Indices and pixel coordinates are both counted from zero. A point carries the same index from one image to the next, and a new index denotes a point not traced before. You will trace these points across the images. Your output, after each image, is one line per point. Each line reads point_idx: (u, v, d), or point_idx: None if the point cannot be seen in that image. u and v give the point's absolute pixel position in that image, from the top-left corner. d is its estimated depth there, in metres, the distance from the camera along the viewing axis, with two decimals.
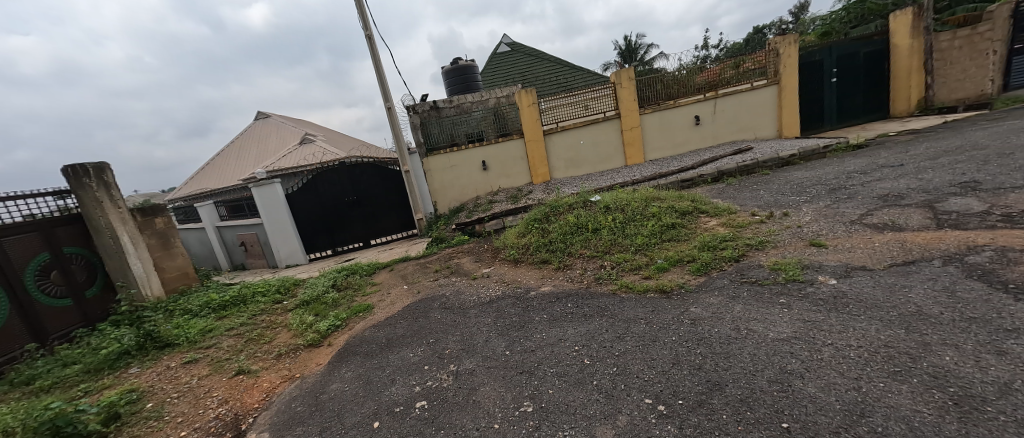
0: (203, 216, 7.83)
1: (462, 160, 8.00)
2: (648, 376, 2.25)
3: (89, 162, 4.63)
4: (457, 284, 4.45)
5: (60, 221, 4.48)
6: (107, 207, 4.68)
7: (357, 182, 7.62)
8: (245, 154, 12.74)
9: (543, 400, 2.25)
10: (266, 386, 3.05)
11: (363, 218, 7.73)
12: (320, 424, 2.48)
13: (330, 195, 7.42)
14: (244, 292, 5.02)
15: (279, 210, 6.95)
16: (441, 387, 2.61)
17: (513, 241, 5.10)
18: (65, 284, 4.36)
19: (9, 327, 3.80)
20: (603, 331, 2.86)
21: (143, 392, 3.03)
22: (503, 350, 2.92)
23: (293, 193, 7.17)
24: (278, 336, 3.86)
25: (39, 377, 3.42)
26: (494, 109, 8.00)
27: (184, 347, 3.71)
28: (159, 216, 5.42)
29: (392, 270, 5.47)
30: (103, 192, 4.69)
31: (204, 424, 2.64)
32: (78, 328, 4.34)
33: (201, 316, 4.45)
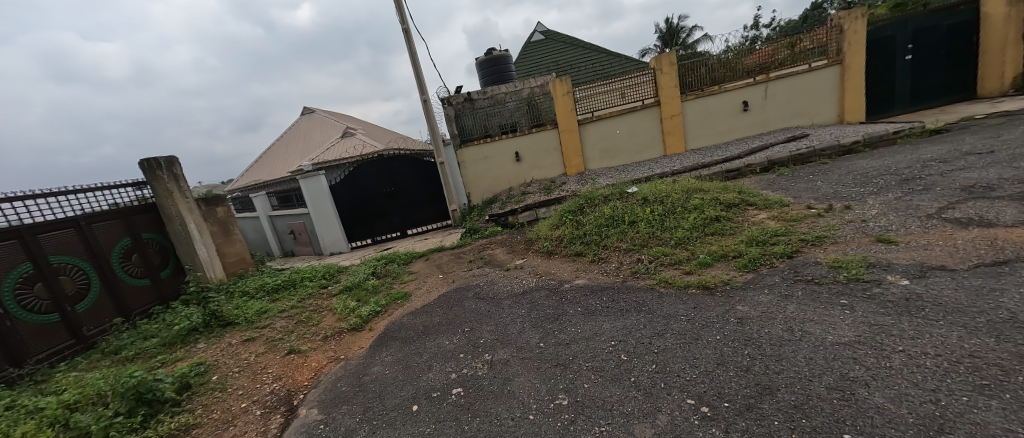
0: (257, 205, 8.42)
1: (496, 150, 8.03)
2: (690, 375, 2.16)
3: (162, 156, 5.12)
4: (490, 275, 4.49)
5: (139, 209, 4.99)
6: (177, 198, 5.16)
7: (395, 173, 7.88)
8: (293, 148, 13.48)
9: (578, 393, 2.24)
10: (314, 366, 3.26)
11: (399, 209, 7.99)
12: (363, 404, 2.62)
13: (369, 187, 7.74)
14: (294, 276, 5.38)
15: (323, 200, 7.32)
16: (474, 374, 2.68)
17: (546, 233, 5.06)
18: (143, 266, 4.85)
19: (101, 303, 4.30)
20: (641, 326, 2.78)
21: (209, 365, 3.33)
22: (537, 341, 2.93)
23: (335, 184, 7.53)
24: (324, 319, 4.10)
25: (125, 348, 3.86)
26: (528, 99, 7.93)
27: (243, 326, 4.03)
28: (220, 205, 5.89)
29: (427, 259, 5.62)
30: (174, 183, 5.17)
31: (261, 398, 2.88)
32: (155, 305, 4.84)
33: (257, 298, 4.82)
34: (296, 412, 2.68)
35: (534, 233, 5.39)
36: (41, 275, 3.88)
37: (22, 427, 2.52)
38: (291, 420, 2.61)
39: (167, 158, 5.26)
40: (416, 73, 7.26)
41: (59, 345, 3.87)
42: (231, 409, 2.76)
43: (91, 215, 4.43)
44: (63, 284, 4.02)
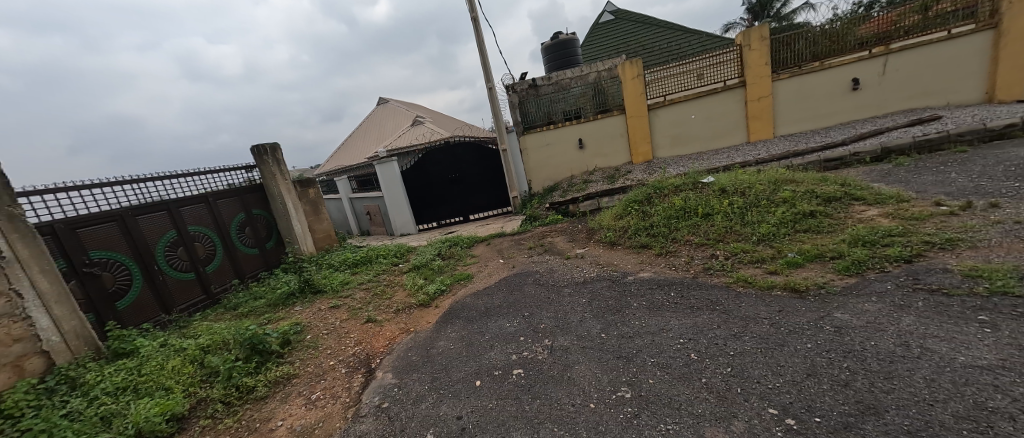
0: (340, 188, 9.31)
1: (559, 137, 7.88)
2: (773, 383, 1.99)
3: (269, 143, 5.91)
4: (550, 263, 4.49)
5: (252, 188, 5.82)
6: (279, 179, 5.92)
7: (459, 160, 8.17)
8: (370, 136, 14.56)
9: (640, 388, 2.19)
10: (388, 335, 3.58)
11: (462, 195, 8.32)
12: (430, 374, 2.84)
13: (436, 173, 8.13)
14: (371, 253, 5.91)
15: (395, 184, 7.84)
16: (532, 358, 2.74)
17: (609, 223, 4.89)
18: (255, 237, 5.67)
19: (224, 267, 5.13)
20: (714, 326, 2.60)
21: (304, 326, 3.83)
22: (598, 332, 2.90)
23: (406, 170, 8.00)
24: (396, 293, 4.46)
25: (241, 305, 4.60)
26: (594, 84, 7.59)
27: (330, 294, 4.56)
28: (311, 188, 6.64)
29: (489, 244, 5.79)
30: (276, 166, 5.92)
31: (346, 358, 3.26)
32: (262, 271, 5.65)
33: (340, 270, 5.40)
34: (373, 375, 2.99)
35: (596, 222, 5.24)
36: (182, 240, 4.70)
37: (173, 361, 3.16)
38: (369, 380, 2.94)
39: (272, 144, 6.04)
40: (483, 61, 7.35)
41: (195, 299, 4.69)
42: (321, 366, 3.17)
43: (218, 193, 5.27)
44: (197, 249, 4.83)
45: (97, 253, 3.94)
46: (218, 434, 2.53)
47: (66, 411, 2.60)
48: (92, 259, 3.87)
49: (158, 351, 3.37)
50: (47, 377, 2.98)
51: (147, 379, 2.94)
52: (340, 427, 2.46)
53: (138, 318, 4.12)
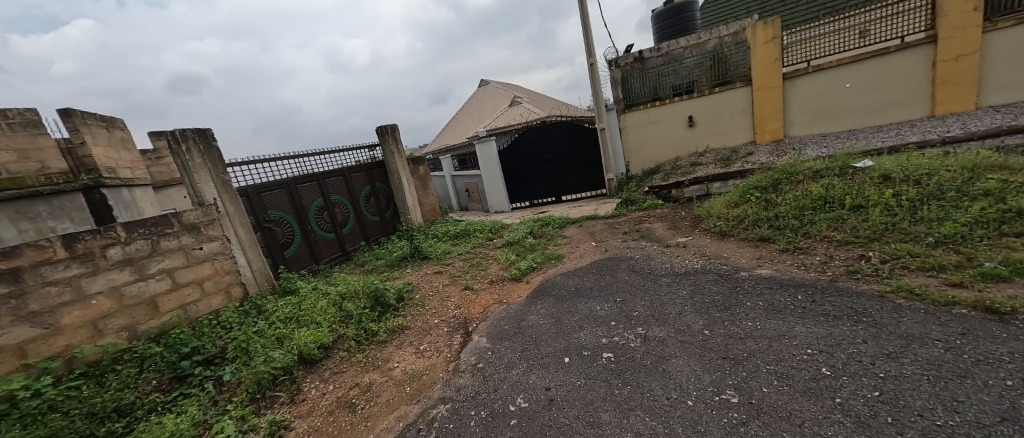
0: (444, 166, 10.02)
1: (667, 113, 7.12)
2: (944, 422, 1.66)
3: (391, 124, 6.56)
4: (647, 250, 4.21)
5: (377, 164, 6.59)
6: (397, 157, 6.59)
7: (556, 140, 8.04)
8: (471, 116, 15.13)
9: (751, 394, 2.00)
10: (484, 303, 3.86)
11: (557, 175, 8.25)
12: (520, 344, 3.00)
13: (531, 153, 8.19)
14: (470, 227, 6.32)
15: (493, 164, 8.21)
16: (623, 344, 2.68)
17: (721, 211, 4.36)
18: (378, 207, 6.51)
19: (355, 231, 6.05)
20: (856, 341, 2.20)
21: (414, 286, 4.32)
22: (699, 328, 2.67)
23: (504, 149, 8.23)
24: (491, 266, 4.73)
25: (367, 263, 5.43)
26: (713, 52, 6.60)
27: (435, 260, 5.07)
28: (420, 165, 7.28)
29: (581, 226, 5.67)
30: (396, 146, 6.58)
31: (448, 318, 3.63)
32: (383, 236, 6.53)
33: (443, 241, 5.90)
34: (471, 336, 3.30)
35: (704, 210, 4.71)
36: (328, 206, 5.66)
37: (321, 301, 3.88)
38: (467, 341, 3.24)
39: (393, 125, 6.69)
40: (586, 34, 6.95)
41: (335, 255, 5.69)
42: (428, 322, 3.58)
43: (353, 168, 6.12)
44: (337, 214, 5.77)
45: (273, 212, 5.02)
46: (354, 363, 3.11)
47: (257, 329, 3.44)
48: (269, 217, 4.94)
49: (312, 293, 4.18)
50: (245, 301, 3.95)
51: (305, 313, 3.67)
52: (442, 377, 2.79)
53: (298, 265, 5.19)
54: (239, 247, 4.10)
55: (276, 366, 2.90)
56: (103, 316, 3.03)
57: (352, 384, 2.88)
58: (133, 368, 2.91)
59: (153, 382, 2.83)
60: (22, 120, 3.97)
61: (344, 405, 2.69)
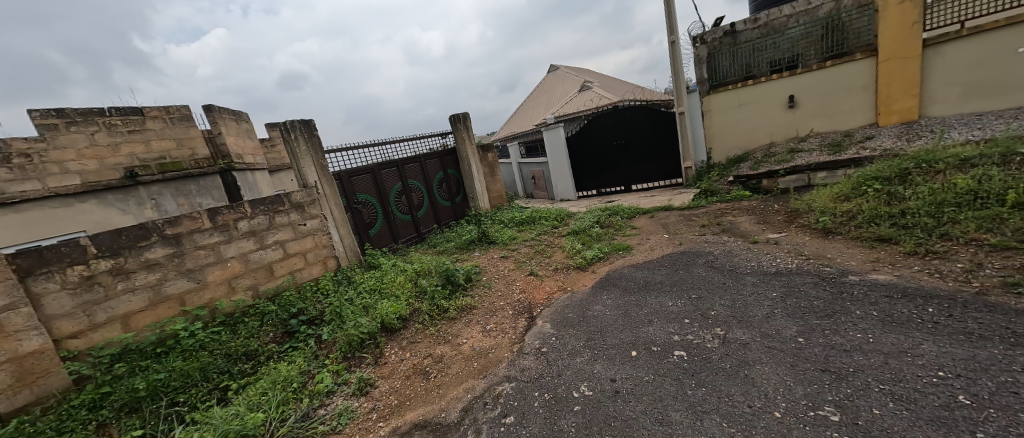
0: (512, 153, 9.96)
1: (765, 93, 6.37)
2: None
3: (462, 112, 6.72)
4: (730, 245, 3.82)
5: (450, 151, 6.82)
6: (467, 144, 6.74)
7: (627, 125, 7.54)
8: (538, 103, 14.71)
9: (856, 415, 1.77)
10: (548, 289, 3.86)
11: (628, 162, 7.77)
12: (585, 333, 2.96)
13: (601, 139, 7.78)
14: (535, 214, 6.31)
15: (560, 151, 7.96)
16: (694, 343, 2.51)
17: (827, 206, 3.81)
18: (450, 192, 6.79)
19: (429, 214, 6.41)
20: (1008, 368, 1.83)
21: (480, 269, 4.45)
22: (793, 334, 2.37)
23: (572, 136, 7.95)
24: (556, 253, 4.68)
25: (438, 244, 5.71)
26: (827, 20, 5.84)
27: (501, 245, 5.17)
28: (489, 152, 7.33)
29: (652, 217, 5.33)
30: (466, 133, 6.74)
31: (512, 302, 3.70)
32: (453, 220, 6.81)
33: (508, 227, 5.94)
34: (535, 321, 3.34)
35: (804, 203, 4.16)
36: (406, 191, 6.06)
37: (399, 276, 4.21)
38: (531, 326, 3.28)
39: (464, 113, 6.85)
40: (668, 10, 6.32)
41: (410, 236, 6.10)
42: (494, 304, 3.69)
43: (428, 154, 6.43)
44: (414, 198, 6.15)
45: (360, 195, 5.49)
46: (429, 334, 3.35)
47: (348, 297, 3.85)
48: (357, 199, 5.41)
49: (392, 269, 4.54)
50: (338, 272, 4.44)
51: (387, 286, 4.01)
52: (508, 357, 2.88)
53: (379, 243, 5.67)
54: (335, 224, 4.57)
55: (363, 331, 3.23)
56: (235, 276, 3.57)
57: (426, 354, 3.11)
58: (257, 320, 3.43)
59: (271, 334, 3.32)
60: (179, 115, 4.85)
61: (419, 371, 2.92)
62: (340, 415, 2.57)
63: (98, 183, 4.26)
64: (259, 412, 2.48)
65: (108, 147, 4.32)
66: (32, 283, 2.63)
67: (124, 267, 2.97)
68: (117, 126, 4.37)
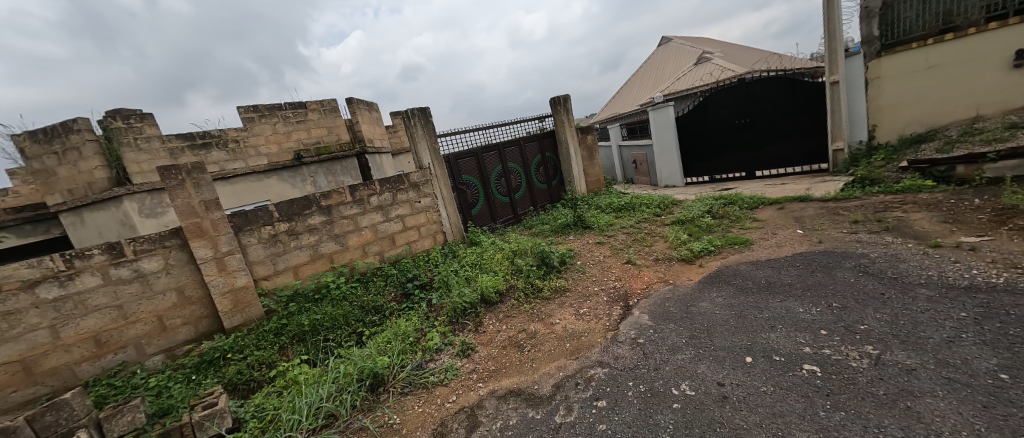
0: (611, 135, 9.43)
1: (970, 60, 4.86)
2: None
3: (563, 94, 6.50)
4: (894, 248, 3.14)
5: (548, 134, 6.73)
6: (566, 128, 6.54)
7: (755, 100, 6.52)
8: (644, 79, 13.36)
9: None
10: (647, 279, 3.67)
11: (753, 144, 6.76)
12: (690, 330, 2.77)
13: (720, 118, 6.87)
14: (635, 200, 5.96)
15: (668, 132, 7.26)
16: (835, 359, 2.18)
17: None
18: (546, 175, 6.78)
19: (525, 196, 6.53)
20: None
21: (575, 253, 4.44)
22: (982, 365, 1.95)
23: (682, 115, 7.18)
24: (657, 243, 4.39)
25: (534, 226, 5.83)
26: None
27: (596, 231, 5.04)
28: (588, 134, 6.97)
29: (782, 209, 4.59)
30: (566, 116, 6.52)
31: (608, 288, 3.64)
32: (548, 203, 6.80)
33: (605, 213, 5.74)
34: (632, 310, 3.24)
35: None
36: (505, 173, 6.26)
37: (497, 254, 4.46)
38: (627, 315, 3.19)
39: (565, 95, 6.60)
40: None
41: (508, 217, 6.34)
42: (588, 289, 3.68)
43: (527, 138, 6.47)
44: (512, 180, 6.32)
45: (465, 176, 5.86)
46: (525, 309, 3.53)
47: (453, 268, 4.25)
48: (462, 180, 5.79)
49: (490, 246, 4.84)
50: (445, 246, 4.92)
51: (486, 261, 4.30)
52: (600, 343, 2.88)
53: (480, 222, 6.04)
54: (443, 203, 5.03)
55: (465, 300, 3.55)
56: (366, 243, 4.24)
57: (521, 328, 3.29)
58: (382, 280, 4.04)
59: (392, 294, 3.87)
60: (330, 107, 5.84)
61: (514, 343, 3.12)
62: (447, 370, 2.92)
63: (278, 163, 5.45)
64: (386, 356, 2.97)
65: (283, 134, 5.45)
66: (241, 236, 3.48)
67: (293, 229, 3.75)
68: (289, 118, 5.47)
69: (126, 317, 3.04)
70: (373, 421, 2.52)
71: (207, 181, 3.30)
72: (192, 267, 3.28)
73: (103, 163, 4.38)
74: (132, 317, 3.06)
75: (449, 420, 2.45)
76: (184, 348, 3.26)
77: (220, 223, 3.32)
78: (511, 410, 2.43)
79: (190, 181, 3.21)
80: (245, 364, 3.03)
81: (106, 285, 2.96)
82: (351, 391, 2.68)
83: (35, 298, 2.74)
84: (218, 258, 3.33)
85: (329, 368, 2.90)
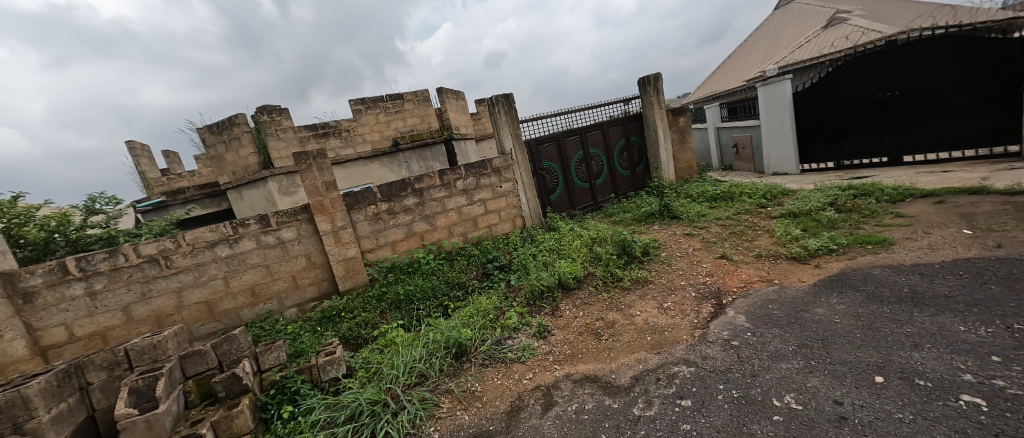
0: (709, 117, 8.80)
1: None
2: None
3: (653, 73, 5.98)
4: None
5: (634, 117, 6.29)
6: (655, 110, 6.03)
7: (908, 68, 5.41)
8: (753, 50, 11.48)
9: None
10: (744, 277, 3.29)
11: (901, 123, 5.66)
12: (800, 338, 2.43)
13: (855, 92, 5.88)
14: (734, 189, 5.35)
15: (784, 110, 6.46)
16: (1012, 394, 1.74)
17: None
18: (629, 161, 6.38)
19: (606, 183, 6.23)
20: None
21: (661, 244, 4.16)
22: None
23: (803, 91, 6.32)
24: (760, 237, 3.90)
25: (614, 215, 5.53)
26: None
27: (686, 222, 4.65)
28: (681, 116, 6.31)
29: (940, 202, 3.69)
30: (655, 97, 6.02)
31: (697, 284, 3.35)
32: (630, 191, 6.42)
33: (697, 202, 5.25)
34: (725, 310, 2.93)
35: None
36: (586, 158, 6.03)
37: (575, 241, 4.40)
38: (719, 314, 2.92)
39: (655, 74, 6.07)
40: None
41: (588, 204, 6.11)
42: (674, 282, 3.45)
43: (610, 121, 6.13)
44: (593, 166, 6.07)
45: (545, 162, 5.75)
46: (604, 297, 3.47)
47: (532, 252, 4.32)
48: (543, 166, 5.69)
49: (568, 232, 4.77)
50: (524, 230, 5.04)
51: (564, 247, 4.28)
52: (686, 340, 2.70)
53: (559, 208, 5.89)
54: (523, 188, 5.09)
55: (543, 283, 3.62)
56: (451, 224, 4.55)
57: (598, 316, 3.24)
58: (465, 260, 4.32)
59: (473, 272, 4.12)
60: (423, 97, 6.29)
61: (591, 331, 3.09)
62: (524, 349, 3.03)
63: (380, 149, 6.08)
64: (469, 329, 3.21)
65: (385, 123, 6.05)
66: (352, 213, 4.01)
67: (391, 209, 4.20)
68: (389, 109, 6.05)
69: (271, 274, 3.76)
70: (458, 386, 2.75)
71: (328, 165, 3.84)
72: (315, 238, 3.89)
73: (254, 151, 5.42)
74: (274, 275, 3.77)
75: (526, 395, 2.55)
76: (311, 304, 3.94)
77: (337, 201, 3.87)
78: (586, 395, 2.43)
79: (315, 165, 3.76)
80: (354, 322, 3.54)
81: (258, 248, 3.69)
82: (439, 357, 2.96)
83: (214, 255, 3.54)
84: (336, 231, 3.90)
85: (420, 333, 3.25)
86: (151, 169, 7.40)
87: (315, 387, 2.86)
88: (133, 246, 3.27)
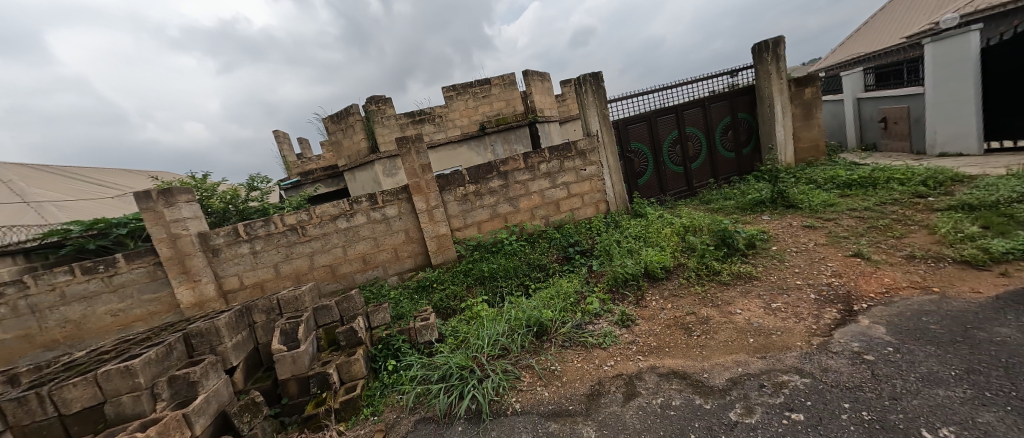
0: (847, 85, 7.17)
1: None
2: None
3: (772, 37, 5.03)
4: None
5: (744, 91, 5.44)
6: (773, 81, 5.09)
7: None
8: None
9: None
10: (886, 282, 2.67)
11: None
12: (967, 362, 1.91)
13: None
14: (879, 174, 4.34)
15: (964, 69, 4.92)
16: None
17: None
18: (734, 142, 5.58)
19: (704, 167, 5.58)
20: None
21: (770, 236, 3.61)
22: None
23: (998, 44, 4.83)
24: (913, 234, 3.12)
25: (714, 202, 4.93)
26: None
27: (808, 212, 3.93)
28: (807, 86, 5.24)
29: None
30: (775, 65, 5.05)
31: (818, 285, 2.84)
32: (733, 176, 5.63)
33: (824, 189, 4.40)
34: (856, 319, 2.43)
35: None
36: (682, 139, 5.43)
37: (666, 228, 4.06)
38: (847, 322, 2.43)
39: (777, 37, 5.09)
40: None
41: (680, 189, 5.56)
42: (786, 281, 2.98)
43: (713, 97, 5.39)
44: (689, 148, 5.46)
45: (634, 143, 5.36)
46: (698, 291, 3.16)
47: (617, 238, 4.12)
48: (631, 148, 5.33)
49: (658, 219, 4.42)
50: (608, 214, 4.83)
51: (652, 235, 3.99)
52: (799, 348, 2.32)
53: (647, 194, 5.49)
54: (609, 171, 4.83)
55: (628, 270, 3.44)
56: (535, 206, 4.58)
57: (687, 311, 2.98)
58: (547, 242, 4.32)
59: (554, 255, 4.11)
60: (510, 81, 6.33)
61: (680, 325, 2.86)
62: (605, 335, 2.94)
63: (470, 133, 6.31)
64: (550, 310, 3.23)
65: (475, 108, 6.26)
66: (445, 193, 4.28)
67: (479, 190, 4.37)
68: (478, 94, 6.22)
69: (378, 246, 4.26)
70: (538, 363, 2.80)
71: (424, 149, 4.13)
72: (412, 216, 4.27)
73: (365, 137, 6.09)
74: (381, 246, 4.26)
75: (607, 382, 2.49)
76: (409, 273, 4.38)
77: (430, 183, 4.17)
78: (674, 390, 2.27)
79: (414, 149, 4.07)
80: (445, 294, 3.83)
81: (368, 222, 4.19)
82: (521, 333, 3.05)
83: (335, 226, 4.13)
84: (431, 210, 4.22)
85: (504, 310, 3.37)
86: (290, 154, 8.84)
87: (412, 347, 3.18)
88: (280, 216, 3.97)
